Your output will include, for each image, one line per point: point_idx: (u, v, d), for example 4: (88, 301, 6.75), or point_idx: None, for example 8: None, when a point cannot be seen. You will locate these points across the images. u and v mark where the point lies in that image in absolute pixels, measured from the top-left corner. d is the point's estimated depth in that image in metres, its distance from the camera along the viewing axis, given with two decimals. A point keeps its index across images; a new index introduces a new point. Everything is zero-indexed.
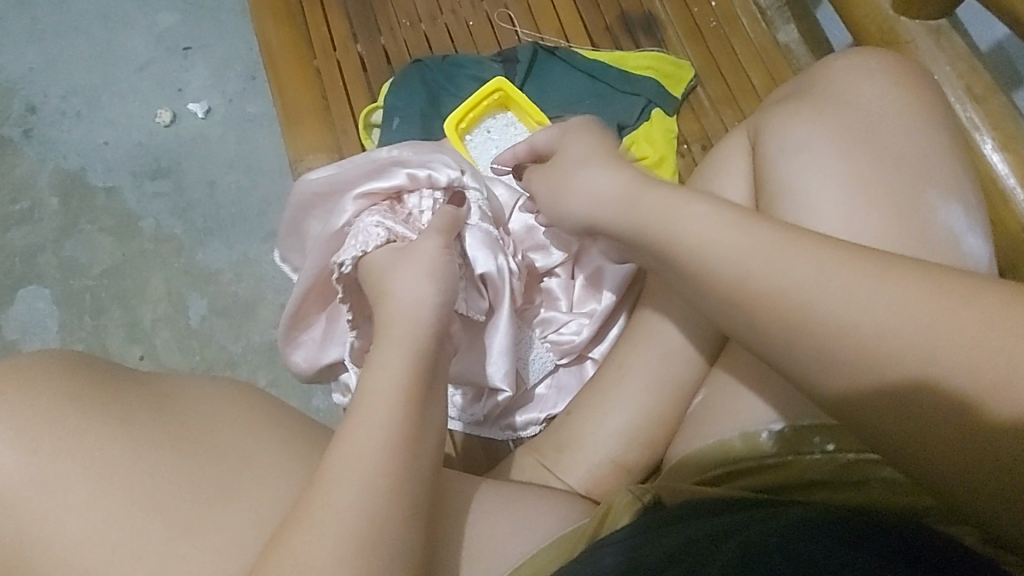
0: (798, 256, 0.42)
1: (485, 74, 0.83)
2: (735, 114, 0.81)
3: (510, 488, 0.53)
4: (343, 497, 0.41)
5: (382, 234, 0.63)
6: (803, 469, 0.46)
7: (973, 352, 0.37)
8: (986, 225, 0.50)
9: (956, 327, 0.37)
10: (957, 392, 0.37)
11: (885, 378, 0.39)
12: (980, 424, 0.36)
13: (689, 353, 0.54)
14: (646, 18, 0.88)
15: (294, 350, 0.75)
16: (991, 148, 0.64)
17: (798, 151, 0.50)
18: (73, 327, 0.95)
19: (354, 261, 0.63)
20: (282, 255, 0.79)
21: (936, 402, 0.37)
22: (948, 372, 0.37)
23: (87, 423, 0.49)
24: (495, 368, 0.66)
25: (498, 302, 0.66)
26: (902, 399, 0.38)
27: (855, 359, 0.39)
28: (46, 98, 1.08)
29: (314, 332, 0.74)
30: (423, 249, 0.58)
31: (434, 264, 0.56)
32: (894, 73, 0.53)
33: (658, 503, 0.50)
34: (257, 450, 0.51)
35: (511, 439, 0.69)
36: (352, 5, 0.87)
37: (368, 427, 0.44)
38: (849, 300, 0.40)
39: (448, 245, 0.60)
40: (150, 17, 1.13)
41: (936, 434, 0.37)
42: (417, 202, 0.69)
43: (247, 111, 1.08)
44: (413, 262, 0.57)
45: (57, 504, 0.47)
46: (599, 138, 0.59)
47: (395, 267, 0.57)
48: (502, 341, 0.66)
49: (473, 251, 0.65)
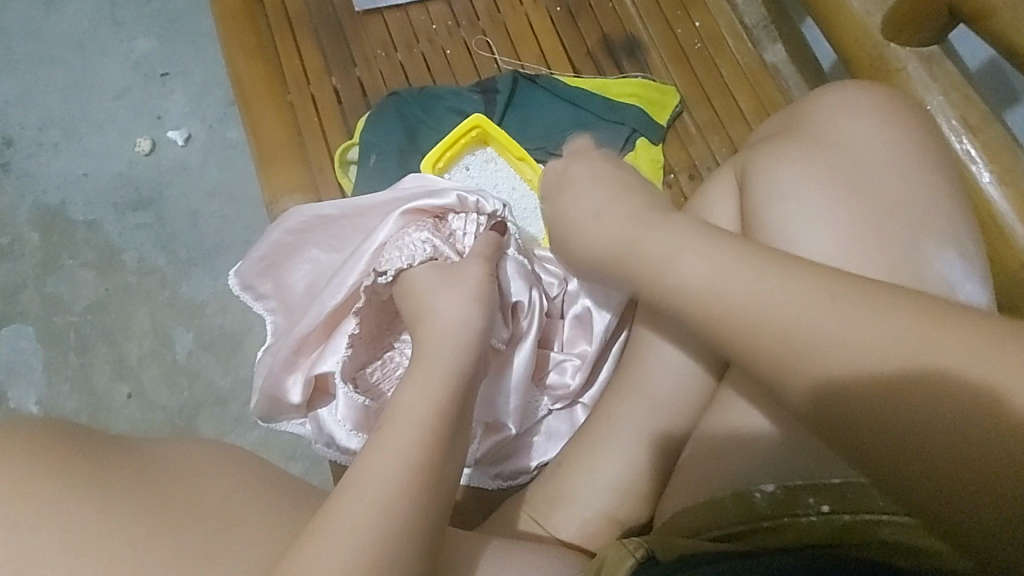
0: (792, 298, 0.40)
1: (465, 105, 0.81)
2: (723, 142, 0.80)
3: (502, 545, 0.51)
4: (312, 565, 0.37)
5: (428, 250, 0.63)
6: (802, 533, 0.44)
7: (980, 405, 0.34)
8: (983, 272, 0.48)
9: (956, 367, 0.35)
10: (974, 437, 0.34)
11: (893, 423, 0.36)
12: (1010, 470, 0.33)
13: (673, 403, 0.54)
14: (629, 41, 0.86)
15: (289, 374, 0.69)
16: (988, 179, 0.62)
17: (786, 198, 0.49)
18: (58, 365, 0.93)
19: (398, 271, 0.63)
20: (244, 284, 0.73)
21: (950, 446, 0.34)
22: (965, 418, 0.34)
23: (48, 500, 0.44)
24: (508, 405, 0.65)
25: (523, 333, 0.66)
26: (913, 445, 0.35)
27: (869, 413, 0.36)
28: (22, 130, 1.06)
29: (313, 357, 0.69)
30: (472, 272, 0.60)
31: (481, 291, 0.58)
32: (884, 111, 0.51)
33: (653, 558, 0.45)
34: (233, 514, 0.49)
35: (500, 487, 0.66)
36: (327, 35, 0.85)
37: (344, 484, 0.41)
38: (848, 343, 0.37)
39: (491, 270, 0.62)
40: (125, 44, 1.11)
41: (958, 475, 0.34)
42: (459, 225, 0.69)
43: (227, 138, 1.05)
44: (459, 283, 0.58)
45: None
46: (601, 184, 0.57)
47: (437, 287, 0.58)
48: (520, 372, 0.65)
49: (509, 280, 0.66)
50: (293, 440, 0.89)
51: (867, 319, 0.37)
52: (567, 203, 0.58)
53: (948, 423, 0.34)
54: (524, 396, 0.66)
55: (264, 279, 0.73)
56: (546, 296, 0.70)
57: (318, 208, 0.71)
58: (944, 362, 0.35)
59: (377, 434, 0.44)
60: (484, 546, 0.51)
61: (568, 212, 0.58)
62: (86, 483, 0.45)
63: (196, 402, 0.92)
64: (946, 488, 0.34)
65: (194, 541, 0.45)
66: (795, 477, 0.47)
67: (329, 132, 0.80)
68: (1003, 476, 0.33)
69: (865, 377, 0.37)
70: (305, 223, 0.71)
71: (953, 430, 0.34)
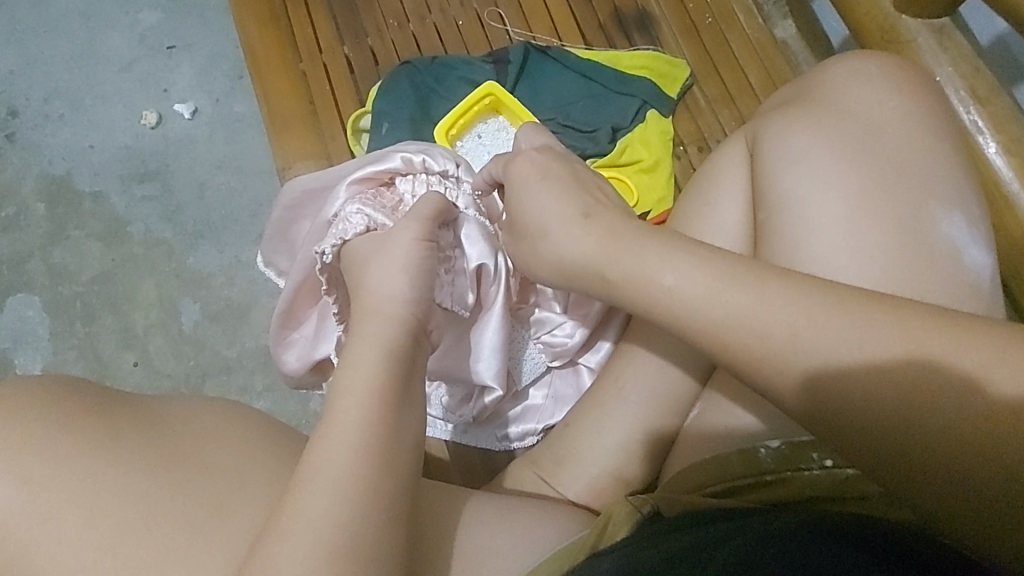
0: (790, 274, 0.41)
1: (477, 75, 0.82)
2: (732, 114, 0.81)
3: (510, 501, 0.52)
4: (328, 510, 0.40)
5: (362, 222, 0.59)
6: (803, 485, 0.46)
7: (968, 369, 0.35)
8: (989, 235, 0.49)
9: (951, 346, 0.35)
10: (961, 402, 0.34)
11: (886, 394, 0.36)
12: (989, 425, 0.34)
13: (684, 364, 0.55)
14: (640, 15, 0.86)
15: (285, 350, 0.71)
16: (994, 151, 0.63)
17: (798, 161, 0.50)
18: (64, 334, 0.93)
19: (334, 251, 0.59)
20: (266, 259, 0.77)
21: (942, 406, 0.35)
22: (950, 380, 0.35)
23: (59, 455, 0.45)
24: (482, 368, 0.65)
25: (489, 300, 0.65)
26: (901, 410, 0.35)
27: (870, 383, 0.36)
28: (28, 100, 1.05)
29: (305, 331, 0.70)
30: (398, 240, 0.54)
31: (411, 259, 0.53)
32: (894, 78, 0.52)
33: (658, 514, 0.47)
34: (253, 459, 0.48)
35: (506, 449, 0.71)
36: (340, 8, 0.86)
37: (334, 433, 0.43)
38: (838, 316, 0.38)
39: (429, 234, 0.55)
40: (131, 17, 1.11)
41: (950, 435, 0.34)
42: (408, 188, 0.65)
43: (234, 111, 1.05)
44: (389, 255, 0.53)
45: (25, 542, 0.44)
46: None
47: (373, 256, 0.54)
48: (492, 339, 0.65)
49: (468, 245, 0.63)
50: (300, 409, 0.89)
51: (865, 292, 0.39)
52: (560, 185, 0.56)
53: (939, 385, 0.35)
54: (505, 358, 0.66)
55: (279, 253, 0.76)
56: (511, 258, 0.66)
57: (302, 181, 0.69)
58: (936, 324, 0.36)
59: (392, 386, 0.46)
60: (493, 504, 0.52)
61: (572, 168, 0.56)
62: (104, 433, 0.46)
63: (203, 372, 0.92)
64: (935, 450, 0.35)
65: (211, 488, 0.45)
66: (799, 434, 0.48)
67: (341, 102, 0.81)
68: (991, 434, 0.34)
69: (858, 354, 0.37)
70: (294, 198, 0.70)
71: (942, 391, 0.35)
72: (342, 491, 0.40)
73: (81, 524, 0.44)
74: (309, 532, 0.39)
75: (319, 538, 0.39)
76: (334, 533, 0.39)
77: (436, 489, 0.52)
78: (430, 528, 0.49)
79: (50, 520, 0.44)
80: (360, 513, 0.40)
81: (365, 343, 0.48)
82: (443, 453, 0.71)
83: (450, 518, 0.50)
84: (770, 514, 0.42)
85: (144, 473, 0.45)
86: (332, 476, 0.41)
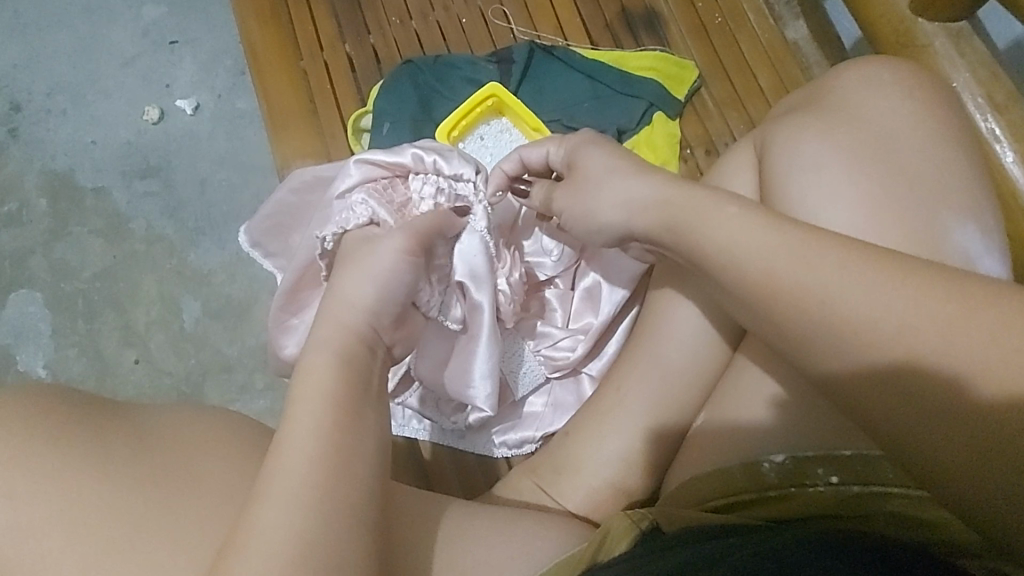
0: (800, 282, 0.40)
1: (480, 75, 0.81)
2: (741, 117, 0.79)
3: (507, 513, 0.51)
4: (319, 530, 0.39)
5: (363, 216, 0.58)
6: (807, 502, 0.45)
7: (969, 401, 0.35)
8: (1004, 247, 0.48)
9: (956, 353, 0.35)
10: (963, 429, 0.35)
11: (881, 405, 0.37)
12: (989, 452, 0.34)
13: (688, 377, 0.54)
14: (648, 14, 0.85)
15: (284, 335, 0.69)
16: (1011, 159, 0.62)
17: (808, 170, 0.48)
18: (67, 331, 0.93)
19: (334, 239, 0.58)
20: (253, 241, 0.74)
21: (940, 424, 0.35)
22: (951, 402, 0.35)
23: (48, 469, 0.44)
24: (479, 391, 0.64)
25: (475, 323, 0.63)
26: (907, 426, 0.36)
27: (867, 387, 0.37)
28: (30, 95, 1.05)
29: (306, 317, 0.68)
30: (381, 251, 0.52)
31: (386, 271, 0.51)
32: (908, 83, 0.51)
33: (658, 529, 0.46)
34: (248, 470, 0.47)
35: (503, 457, 0.70)
36: (342, 4, 0.84)
37: (324, 450, 0.41)
38: (844, 328, 0.38)
39: (413, 249, 0.53)
40: (134, 11, 1.10)
41: (947, 453, 0.35)
42: (418, 186, 0.63)
43: (236, 107, 1.04)
44: (363, 262, 0.51)
45: (13, 556, 0.43)
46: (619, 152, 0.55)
47: (351, 258, 0.53)
48: (486, 356, 0.64)
49: (459, 261, 0.62)
50: None
51: (873, 302, 0.38)
52: (571, 190, 0.56)
53: (937, 404, 0.35)
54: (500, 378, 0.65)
55: (274, 238, 0.74)
56: (503, 277, 0.66)
57: (317, 168, 0.70)
58: (944, 342, 0.36)
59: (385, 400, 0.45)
60: (491, 516, 0.51)
61: (590, 172, 0.54)
62: (95, 446, 0.45)
63: (203, 370, 0.91)
64: (935, 464, 0.36)
65: (204, 502, 0.45)
66: (807, 448, 0.47)
67: (343, 101, 0.80)
68: (990, 445, 0.34)
69: (858, 372, 0.38)
70: (303, 182, 0.70)
71: (940, 407, 0.35)
72: (331, 511, 0.40)
73: (71, 536, 0.43)
74: (300, 550, 0.38)
75: (308, 561, 0.38)
76: (324, 554, 0.39)
77: (433, 500, 0.52)
78: (426, 539, 0.48)
79: (39, 536, 0.43)
80: (359, 528, 0.41)
81: (362, 352, 0.47)
82: (442, 458, 0.70)
83: (447, 528, 0.49)
84: (773, 528, 0.42)
85: (131, 489, 0.44)
86: (329, 489, 0.40)
